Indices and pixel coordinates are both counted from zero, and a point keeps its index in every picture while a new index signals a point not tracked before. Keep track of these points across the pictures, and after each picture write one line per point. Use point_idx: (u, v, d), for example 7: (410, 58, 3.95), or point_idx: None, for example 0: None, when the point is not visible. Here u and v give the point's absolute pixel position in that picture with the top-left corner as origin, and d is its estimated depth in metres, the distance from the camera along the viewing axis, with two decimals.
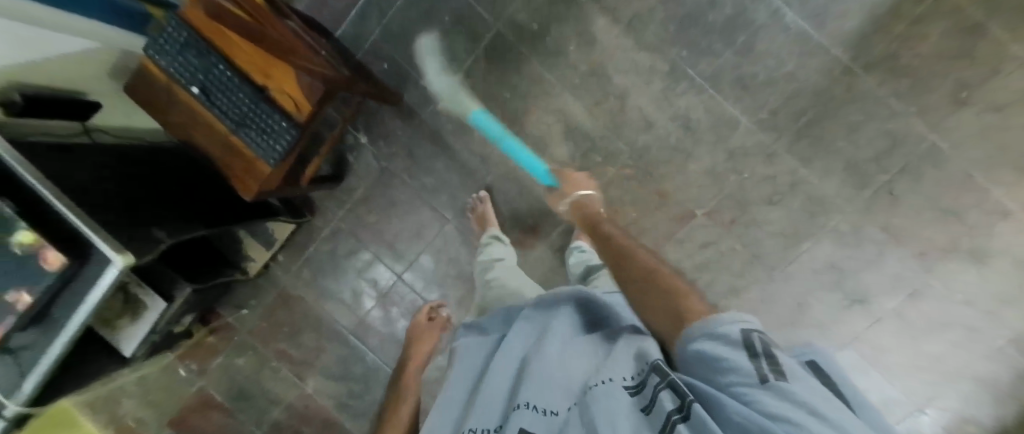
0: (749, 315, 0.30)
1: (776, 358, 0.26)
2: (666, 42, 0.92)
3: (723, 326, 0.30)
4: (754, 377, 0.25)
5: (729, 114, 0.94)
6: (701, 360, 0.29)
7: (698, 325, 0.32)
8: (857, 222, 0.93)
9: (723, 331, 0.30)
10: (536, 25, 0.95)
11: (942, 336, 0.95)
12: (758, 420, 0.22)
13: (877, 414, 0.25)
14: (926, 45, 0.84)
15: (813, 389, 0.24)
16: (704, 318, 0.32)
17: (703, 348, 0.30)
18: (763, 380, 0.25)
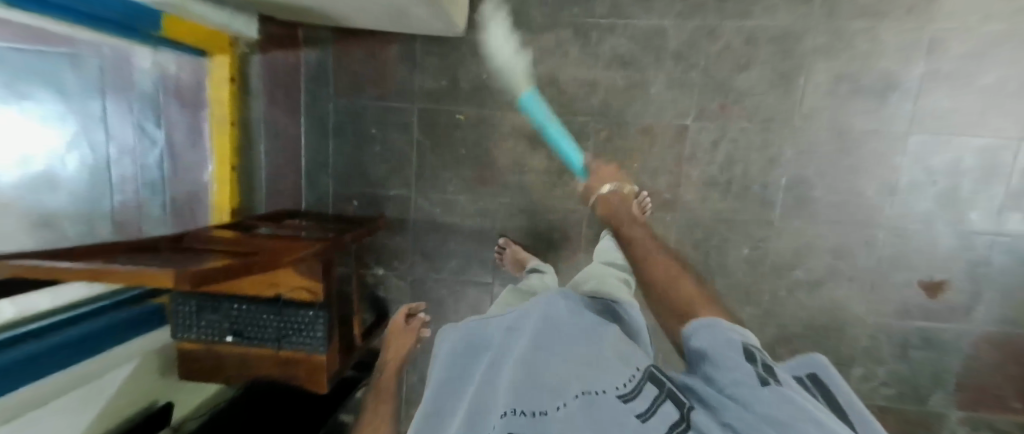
0: (751, 335, 0.38)
1: (773, 369, 0.33)
2: (555, 15, 0.95)
3: (733, 332, 0.38)
4: (756, 375, 0.32)
5: (650, 28, 0.93)
6: (708, 359, 0.36)
7: (710, 327, 0.40)
8: (831, 27, 0.88)
9: (729, 336, 0.37)
10: (445, 82, 0.99)
11: (989, 61, 0.86)
12: (765, 420, 0.28)
13: (865, 420, 0.31)
14: None
15: (805, 395, 0.30)
16: (718, 324, 0.40)
17: (714, 342, 0.38)
18: (764, 381, 0.31)
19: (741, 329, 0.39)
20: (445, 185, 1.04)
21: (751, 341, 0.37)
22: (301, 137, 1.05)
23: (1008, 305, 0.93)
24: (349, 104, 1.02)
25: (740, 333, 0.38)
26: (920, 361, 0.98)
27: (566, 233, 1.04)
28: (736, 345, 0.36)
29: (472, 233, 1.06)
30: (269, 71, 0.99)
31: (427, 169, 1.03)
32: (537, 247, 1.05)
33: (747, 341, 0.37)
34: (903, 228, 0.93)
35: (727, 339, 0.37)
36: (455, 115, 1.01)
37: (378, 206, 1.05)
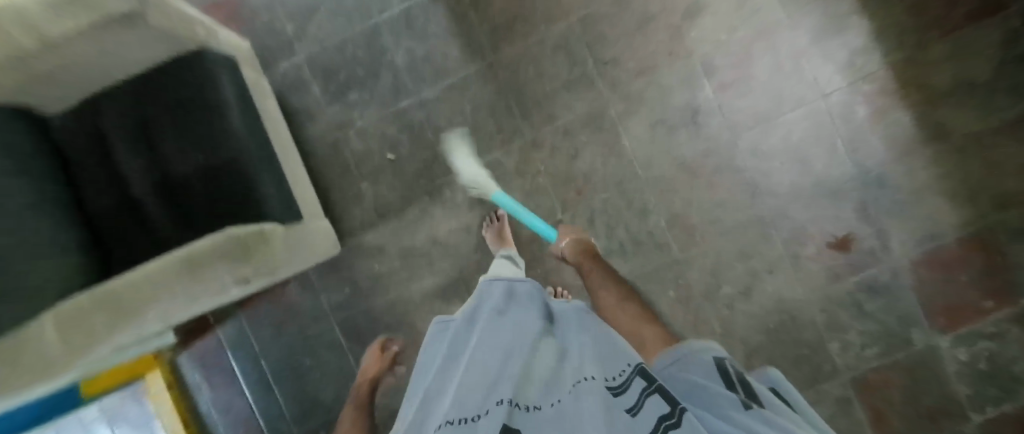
0: (720, 348, 0.44)
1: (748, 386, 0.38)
2: (406, 191, 1.04)
3: (702, 356, 0.44)
4: (738, 399, 0.35)
5: (487, 163, 1.04)
6: (697, 372, 0.43)
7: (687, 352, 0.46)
8: (622, 93, 1.00)
9: (703, 359, 0.44)
10: (347, 288, 1.06)
11: (756, 56, 0.96)
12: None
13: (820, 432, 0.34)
14: (496, 5, 1.00)
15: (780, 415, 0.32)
16: (683, 347, 0.47)
17: (689, 368, 0.44)
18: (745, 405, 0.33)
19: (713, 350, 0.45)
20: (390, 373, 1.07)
21: (724, 355, 0.43)
22: (248, 402, 1.08)
23: (919, 227, 0.95)
24: (275, 349, 1.08)
25: (714, 352, 0.44)
26: (881, 311, 0.97)
27: None
28: (715, 369, 0.41)
29: None
30: (198, 359, 1.08)
31: None
32: None
33: (718, 360, 0.43)
34: (786, 209, 0.98)
35: (703, 366, 0.43)
36: (370, 309, 1.06)
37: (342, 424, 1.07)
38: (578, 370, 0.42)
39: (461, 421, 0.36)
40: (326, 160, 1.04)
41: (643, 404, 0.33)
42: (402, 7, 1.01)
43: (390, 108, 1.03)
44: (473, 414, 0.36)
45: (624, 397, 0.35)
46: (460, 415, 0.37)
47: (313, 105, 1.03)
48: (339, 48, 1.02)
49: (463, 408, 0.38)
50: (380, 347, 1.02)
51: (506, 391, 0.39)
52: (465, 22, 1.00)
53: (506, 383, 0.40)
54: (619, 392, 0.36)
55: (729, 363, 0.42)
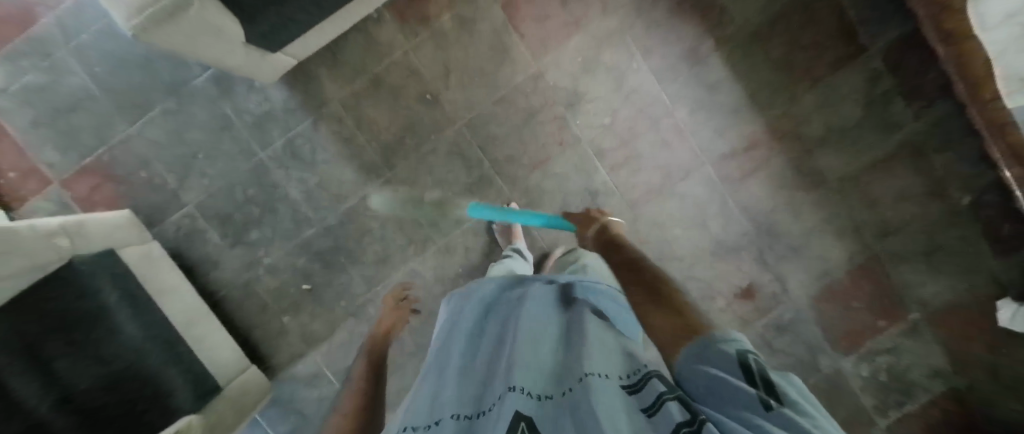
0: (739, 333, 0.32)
1: (767, 378, 0.29)
2: (331, 316, 1.05)
3: (720, 346, 0.31)
4: (759, 402, 0.27)
5: (404, 275, 1.04)
6: (708, 361, 0.31)
7: (697, 344, 0.33)
8: (521, 187, 1.01)
9: (719, 350, 0.31)
10: (291, 416, 1.07)
11: (641, 133, 0.99)
12: None
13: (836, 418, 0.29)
14: (381, 122, 0.98)
15: (803, 411, 0.27)
16: (692, 336, 0.34)
17: (699, 363, 0.31)
18: (766, 407, 0.27)
19: (730, 337, 0.32)
20: None
21: (747, 348, 0.31)
22: None
23: (813, 264, 1.02)
24: None
25: (734, 341, 0.31)
26: (790, 346, 1.05)
27: None
28: (733, 363, 0.29)
29: None
30: None
31: None
32: None
33: (740, 351, 0.30)
34: (692, 269, 1.03)
35: (718, 354, 0.31)
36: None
37: None
38: (586, 353, 0.37)
39: (467, 419, 0.33)
40: (245, 303, 1.03)
41: (660, 408, 0.28)
42: (285, 139, 0.97)
43: (295, 240, 1.01)
44: (485, 408, 0.33)
45: (642, 395, 0.30)
46: (469, 411, 0.34)
47: (217, 252, 1.01)
48: (228, 192, 0.98)
49: (469, 407, 0.35)
50: (399, 290, 0.95)
51: (515, 375, 0.34)
52: (353, 143, 0.98)
53: (513, 368, 0.35)
54: (636, 392, 0.31)
55: (751, 356, 0.30)
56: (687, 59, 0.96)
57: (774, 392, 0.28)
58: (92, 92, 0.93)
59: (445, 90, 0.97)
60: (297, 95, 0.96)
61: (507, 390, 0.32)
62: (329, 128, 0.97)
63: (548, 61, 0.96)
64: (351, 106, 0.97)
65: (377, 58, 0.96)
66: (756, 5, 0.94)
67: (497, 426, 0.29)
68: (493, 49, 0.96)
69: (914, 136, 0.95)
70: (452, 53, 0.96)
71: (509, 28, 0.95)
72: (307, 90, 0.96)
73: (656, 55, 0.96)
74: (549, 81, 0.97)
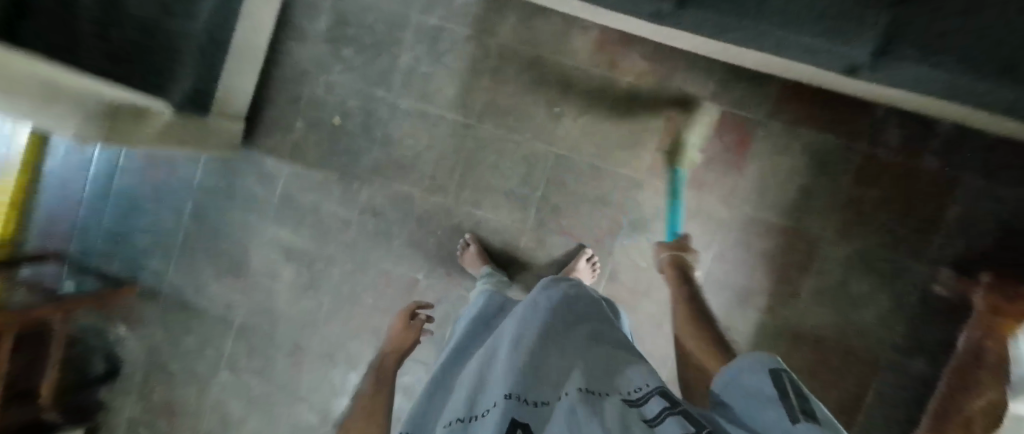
0: (777, 359, 0.35)
1: (800, 398, 0.30)
2: (326, 157, 1.07)
3: (760, 370, 0.34)
4: (786, 416, 0.28)
5: (402, 193, 1.06)
6: (754, 380, 0.34)
7: (744, 364, 0.37)
8: (538, 235, 1.04)
9: (756, 368, 0.35)
10: (224, 182, 1.10)
11: (652, 297, 1.01)
12: None
13: None
14: (509, 86, 1.01)
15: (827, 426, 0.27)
16: (739, 359, 0.37)
17: (744, 380, 0.35)
18: (792, 419, 0.27)
19: (767, 363, 0.35)
20: (201, 271, 1.12)
21: (782, 368, 0.34)
22: (81, 205, 1.14)
23: None
24: (134, 182, 1.12)
25: (768, 365, 0.35)
26: None
27: (298, 342, 1.10)
28: (767, 379, 0.33)
29: (215, 319, 1.12)
30: (70, 153, 1.12)
31: (189, 251, 1.12)
32: (266, 347, 1.11)
33: (773, 370, 0.34)
34: None
35: (757, 377, 0.34)
36: (226, 213, 1.10)
37: (135, 273, 1.14)
38: (583, 374, 0.38)
39: (461, 422, 0.36)
40: (288, 82, 1.06)
41: (664, 416, 0.28)
42: (439, 22, 1.01)
43: (366, 86, 1.04)
44: (482, 411, 0.36)
45: (647, 405, 0.31)
46: (469, 412, 0.37)
47: (312, 31, 1.04)
48: (365, 7, 1.02)
49: (465, 409, 0.38)
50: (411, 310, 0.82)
51: (508, 384, 0.37)
52: (475, 77, 1.01)
53: (504, 379, 0.38)
54: (638, 406, 0.31)
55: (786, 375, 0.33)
56: (736, 292, 0.98)
57: (809, 410, 0.28)
58: None
59: (571, 119, 1.00)
60: (480, 5, 0.99)
61: (504, 396, 0.35)
62: (473, 49, 1.01)
63: (651, 185, 0.99)
64: (505, 53, 1.00)
65: (556, 46, 0.98)
66: (819, 317, 0.96)
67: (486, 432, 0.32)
68: (631, 133, 0.98)
69: None
70: (603, 102, 0.98)
71: (657, 134, 0.97)
72: (490, 11, 0.99)
73: (722, 265, 0.98)
74: (637, 198, 1.00)
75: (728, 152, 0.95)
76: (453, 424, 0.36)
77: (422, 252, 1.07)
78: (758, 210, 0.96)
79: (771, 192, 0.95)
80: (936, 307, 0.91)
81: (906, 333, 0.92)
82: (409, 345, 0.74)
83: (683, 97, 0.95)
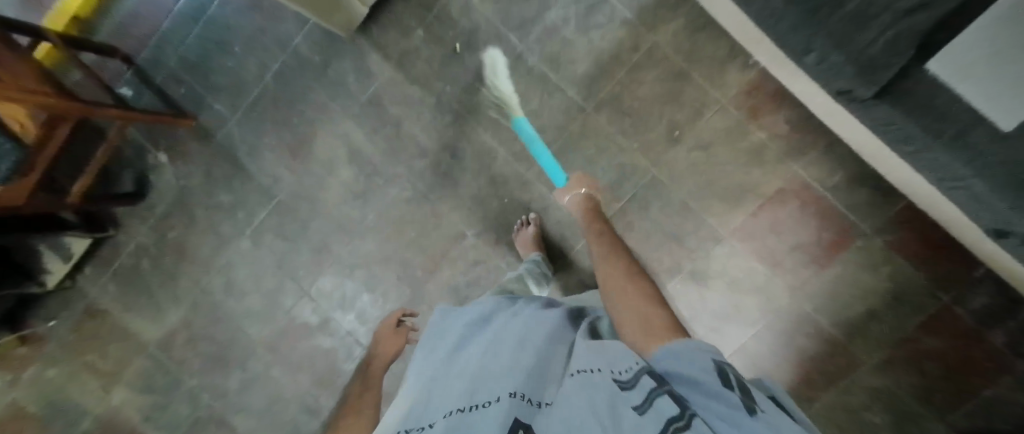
0: (716, 349, 0.34)
1: (743, 387, 0.30)
2: (431, 78, 1.01)
3: (701, 354, 0.33)
4: (742, 406, 0.27)
5: (488, 146, 1.02)
6: (692, 360, 0.33)
7: (678, 344, 0.35)
8: None
9: (698, 352, 0.33)
10: (320, 57, 1.04)
11: None
12: None
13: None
14: (642, 89, 0.96)
15: (777, 418, 0.27)
16: (674, 342, 0.36)
17: (680, 359, 0.33)
18: (751, 411, 0.27)
19: (712, 352, 0.34)
20: (262, 134, 1.07)
21: (723, 359, 0.34)
22: (167, 16, 1.07)
23: None
24: (230, 18, 1.05)
25: (711, 353, 0.34)
26: None
27: (327, 243, 1.07)
28: (710, 366, 0.32)
29: (256, 186, 1.08)
30: None
31: (258, 110, 1.07)
32: (295, 235, 1.07)
33: (716, 361, 0.33)
34: None
35: (697, 358, 0.33)
36: (309, 89, 1.05)
37: (196, 107, 1.08)
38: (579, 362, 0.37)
39: (458, 413, 0.33)
40: None
41: (651, 405, 0.27)
42: None
43: (503, 26, 0.98)
44: (478, 402, 0.33)
45: (637, 389, 0.30)
46: (470, 401, 0.34)
47: None
48: None
49: (463, 396, 0.34)
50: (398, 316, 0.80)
51: (513, 381, 0.35)
52: (613, 66, 0.97)
53: (509, 374, 0.36)
54: (628, 386, 0.30)
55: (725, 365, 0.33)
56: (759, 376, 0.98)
57: (752, 401, 0.28)
58: None
59: (685, 148, 0.96)
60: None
61: (508, 395, 0.33)
62: (624, 38, 0.95)
63: (728, 245, 0.97)
64: (655, 55, 0.95)
65: (707, 73, 0.93)
66: (823, 429, 0.97)
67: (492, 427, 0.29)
68: (735, 187, 0.95)
69: None
70: (723, 147, 0.95)
71: (759, 201, 0.95)
72: (661, 7, 0.93)
73: (758, 345, 0.98)
74: (710, 250, 0.98)
75: (818, 247, 0.94)
76: (452, 416, 0.32)
77: (482, 211, 1.03)
78: (816, 311, 0.96)
79: (838, 300, 0.94)
80: None
81: None
82: (396, 352, 0.72)
83: (801, 176, 0.93)
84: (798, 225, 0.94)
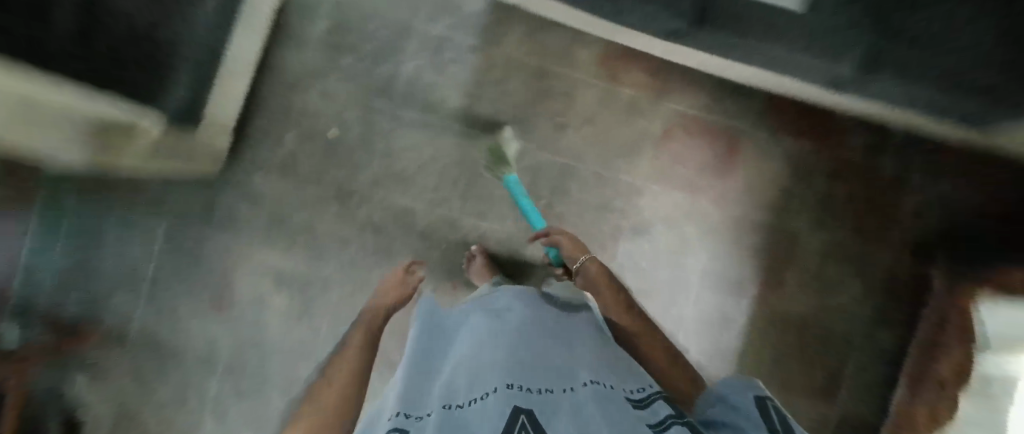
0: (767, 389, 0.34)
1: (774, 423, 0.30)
2: (321, 171, 1.01)
3: (746, 394, 0.34)
4: None
5: (404, 207, 1.03)
6: (740, 401, 0.34)
7: (729, 384, 0.37)
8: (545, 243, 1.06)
9: (745, 393, 0.35)
10: (203, 202, 1.00)
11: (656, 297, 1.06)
12: None
13: None
14: (513, 96, 1.02)
15: None
16: (727, 381, 0.38)
17: (730, 401, 0.35)
18: None
19: (760, 390, 0.35)
20: (177, 302, 1.00)
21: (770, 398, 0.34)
22: None
23: None
24: (91, 205, 0.98)
25: (758, 391, 0.34)
26: None
27: (293, 373, 1.01)
28: (750, 407, 0.33)
29: (195, 356, 1.00)
30: None
31: (162, 281, 1.00)
32: (256, 382, 1.01)
33: (761, 399, 0.33)
34: None
35: (741, 399, 0.34)
36: (206, 236, 1.00)
37: (93, 310, 0.99)
38: (589, 374, 0.43)
39: (458, 407, 0.38)
40: (278, 93, 1.00)
41: None
42: (443, 32, 1.00)
43: (365, 97, 1.01)
44: (481, 393, 0.38)
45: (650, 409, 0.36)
46: (473, 394, 0.39)
47: (305, 38, 0.99)
48: (366, 16, 0.99)
49: (467, 392, 0.40)
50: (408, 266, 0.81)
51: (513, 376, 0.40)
52: (479, 87, 1.02)
53: (508, 371, 0.41)
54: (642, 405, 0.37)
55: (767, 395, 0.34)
56: (730, 287, 1.06)
57: None
58: None
59: (573, 129, 1.03)
60: (485, 17, 1.01)
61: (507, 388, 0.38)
62: (479, 61, 1.01)
63: (649, 191, 1.05)
64: (509, 64, 1.02)
65: (559, 60, 1.02)
66: (801, 304, 1.06)
67: (497, 412, 0.34)
68: (629, 141, 1.04)
69: None
70: (603, 113, 1.03)
71: (654, 144, 1.04)
72: (495, 22, 1.01)
73: (716, 262, 1.06)
74: (637, 202, 1.05)
75: (717, 158, 1.04)
76: (453, 408, 0.37)
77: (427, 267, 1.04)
78: (745, 210, 1.05)
79: (756, 193, 1.05)
80: (896, 288, 1.04)
81: (871, 314, 1.04)
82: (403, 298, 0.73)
83: (676, 108, 1.03)
84: (694, 147, 1.04)
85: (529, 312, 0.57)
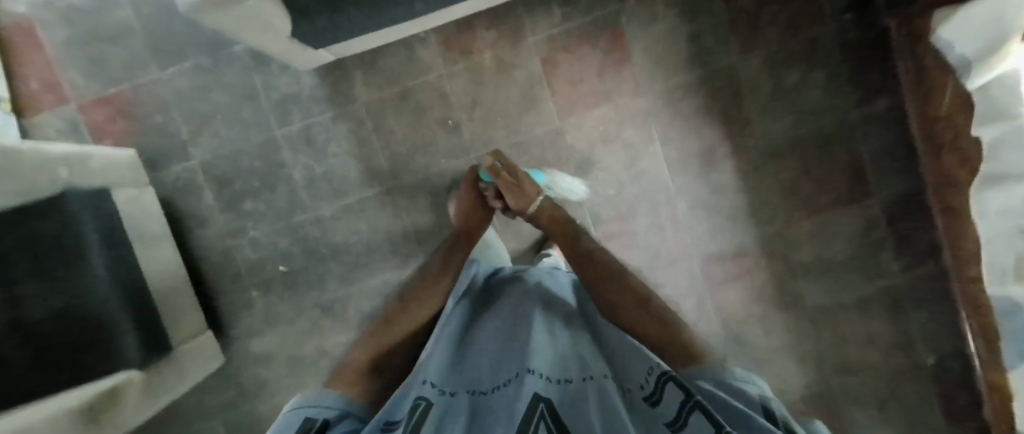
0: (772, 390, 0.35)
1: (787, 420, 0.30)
2: (297, 302, 1.06)
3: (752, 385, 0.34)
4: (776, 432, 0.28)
5: (379, 285, 1.05)
6: (738, 388, 0.34)
7: (723, 370, 0.37)
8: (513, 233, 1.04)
9: (748, 386, 0.34)
10: (231, 387, 1.08)
11: (640, 212, 1.01)
12: None
13: None
14: (396, 132, 1.00)
15: None
16: (722, 366, 0.38)
17: (724, 387, 0.35)
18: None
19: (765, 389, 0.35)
20: None
21: (773, 398, 0.34)
22: None
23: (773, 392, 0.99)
24: None
25: (762, 388, 0.35)
26: None
27: None
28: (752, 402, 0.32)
29: None
30: None
31: None
32: None
33: (764, 397, 0.33)
34: None
35: (741, 390, 0.34)
36: (251, 411, 1.08)
37: None
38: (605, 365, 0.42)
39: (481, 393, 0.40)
40: (220, 267, 1.05)
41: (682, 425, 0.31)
42: (302, 124, 1.00)
43: (285, 221, 1.03)
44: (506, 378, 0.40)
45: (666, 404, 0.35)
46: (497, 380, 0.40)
47: (205, 210, 1.03)
48: (234, 157, 1.01)
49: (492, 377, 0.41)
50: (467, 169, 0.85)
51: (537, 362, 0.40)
52: (365, 146, 1.01)
53: (534, 355, 0.41)
54: (657, 402, 0.36)
55: (771, 399, 0.34)
56: (700, 155, 0.99)
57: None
58: (132, 29, 0.97)
59: (466, 122, 1.00)
60: (326, 85, 1.00)
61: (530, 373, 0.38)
62: (347, 125, 1.00)
63: (569, 126, 0.99)
64: (374, 108, 1.00)
65: (412, 74, 0.99)
66: (778, 124, 0.97)
67: (518, 401, 0.35)
68: (521, 96, 0.99)
69: (901, 287, 0.97)
70: (481, 90, 0.99)
71: (544, 83, 0.98)
72: (337, 83, 0.99)
73: (672, 142, 0.99)
74: (566, 142, 1.00)
75: (609, 54, 0.97)
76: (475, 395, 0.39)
77: None
78: (667, 78, 0.97)
79: (665, 57, 0.97)
80: (859, 48, 0.93)
81: (852, 84, 0.94)
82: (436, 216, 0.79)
83: (541, 38, 0.97)
84: (581, 59, 0.97)
85: (553, 295, 0.57)
